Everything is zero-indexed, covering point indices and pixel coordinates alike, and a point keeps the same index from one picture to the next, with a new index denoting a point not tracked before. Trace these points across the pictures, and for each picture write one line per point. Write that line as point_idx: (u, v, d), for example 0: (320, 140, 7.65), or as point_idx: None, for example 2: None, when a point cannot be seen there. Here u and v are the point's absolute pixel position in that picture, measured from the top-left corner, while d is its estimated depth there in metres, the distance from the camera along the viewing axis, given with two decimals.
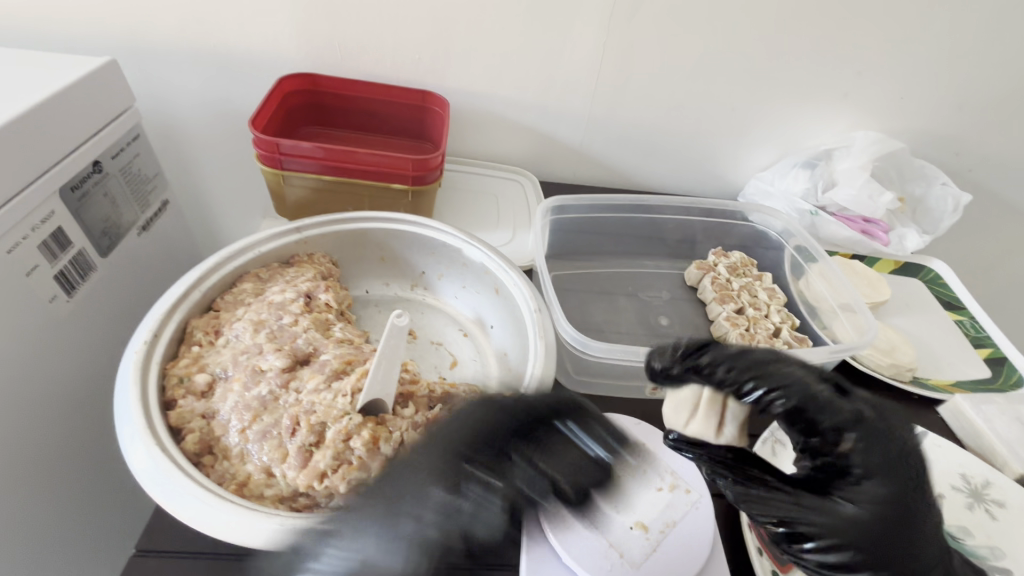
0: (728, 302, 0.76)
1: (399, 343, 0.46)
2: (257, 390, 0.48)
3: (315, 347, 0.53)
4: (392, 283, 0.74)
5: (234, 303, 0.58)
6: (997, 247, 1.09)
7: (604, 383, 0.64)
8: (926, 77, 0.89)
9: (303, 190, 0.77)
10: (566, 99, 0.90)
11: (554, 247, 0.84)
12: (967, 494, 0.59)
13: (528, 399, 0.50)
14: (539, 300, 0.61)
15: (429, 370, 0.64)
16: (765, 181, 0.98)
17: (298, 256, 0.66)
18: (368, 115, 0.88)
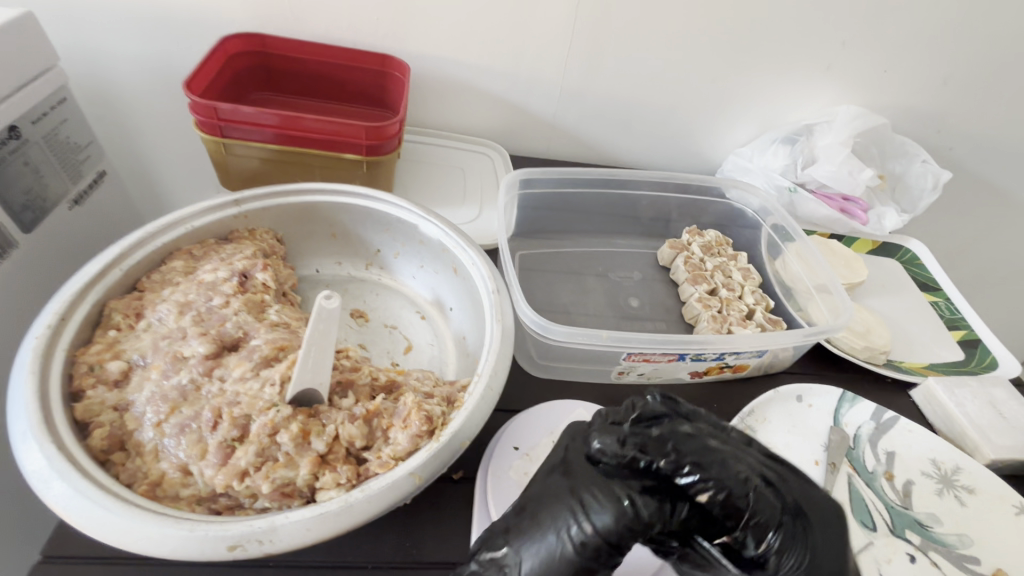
0: (701, 283, 0.73)
1: (327, 326, 0.42)
2: (177, 379, 0.43)
3: (246, 332, 0.48)
4: (344, 262, 0.69)
5: (160, 283, 0.52)
6: (973, 227, 1.08)
7: (567, 368, 0.60)
8: (912, 49, 0.85)
9: (247, 161, 0.71)
10: (536, 67, 0.85)
11: (521, 224, 0.80)
12: (937, 480, 0.58)
13: (480, 387, 0.46)
14: (498, 280, 0.57)
15: (380, 356, 0.60)
16: (744, 157, 0.94)
17: (237, 232, 0.60)
18: (322, 80, 0.82)
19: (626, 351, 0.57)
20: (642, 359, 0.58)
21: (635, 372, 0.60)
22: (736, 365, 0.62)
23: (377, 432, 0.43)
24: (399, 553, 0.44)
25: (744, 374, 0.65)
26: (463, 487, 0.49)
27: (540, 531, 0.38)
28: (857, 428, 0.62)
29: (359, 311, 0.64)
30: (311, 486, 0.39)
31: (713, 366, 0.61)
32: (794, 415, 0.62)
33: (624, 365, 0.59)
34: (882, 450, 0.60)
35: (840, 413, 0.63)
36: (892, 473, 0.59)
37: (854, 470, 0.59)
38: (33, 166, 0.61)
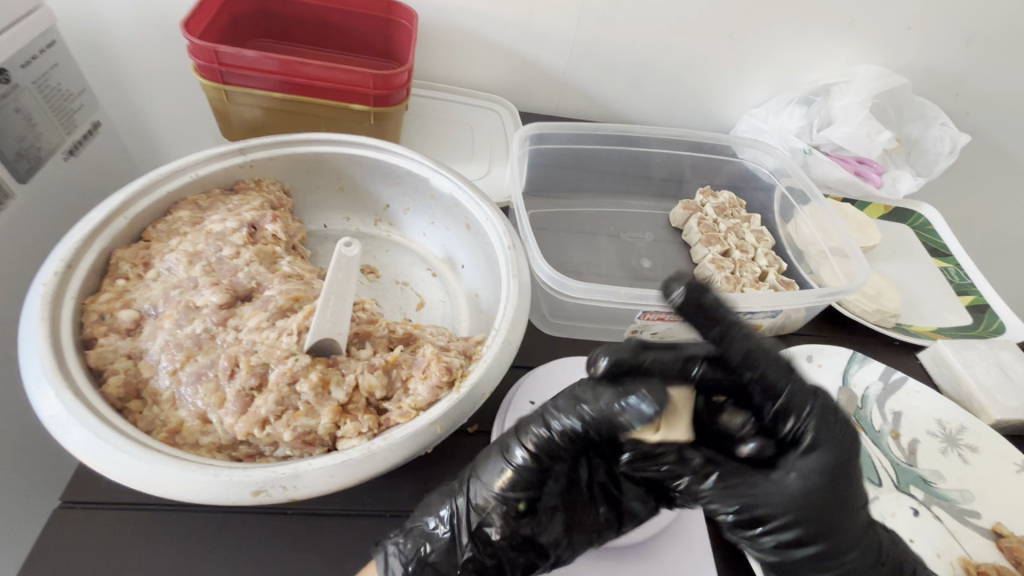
0: (714, 245, 0.72)
1: (348, 272, 0.41)
2: (191, 328, 0.42)
3: (259, 282, 0.47)
4: (353, 217, 0.67)
5: (167, 234, 0.51)
6: (984, 193, 1.07)
7: (582, 325, 0.60)
8: (938, 5, 0.81)
9: (251, 110, 0.68)
10: (547, 17, 0.81)
11: (532, 181, 0.78)
12: (942, 439, 0.59)
13: (498, 341, 0.46)
14: (514, 236, 0.55)
15: (392, 312, 0.59)
16: (759, 118, 0.91)
17: (243, 183, 0.59)
18: (325, 27, 0.78)
19: (642, 309, 0.56)
20: (657, 318, 0.57)
21: (648, 331, 0.60)
22: (750, 325, 0.62)
23: (396, 383, 0.43)
24: (416, 503, 0.45)
25: (756, 334, 0.65)
26: (479, 439, 0.49)
27: (494, 452, 0.41)
28: (866, 389, 0.62)
29: (369, 267, 0.62)
30: (333, 435, 0.39)
31: None
32: (806, 375, 0.62)
33: (637, 324, 0.58)
34: (889, 410, 0.61)
35: (849, 374, 0.63)
36: (899, 432, 0.59)
37: (862, 429, 0.59)
38: (26, 113, 0.58)
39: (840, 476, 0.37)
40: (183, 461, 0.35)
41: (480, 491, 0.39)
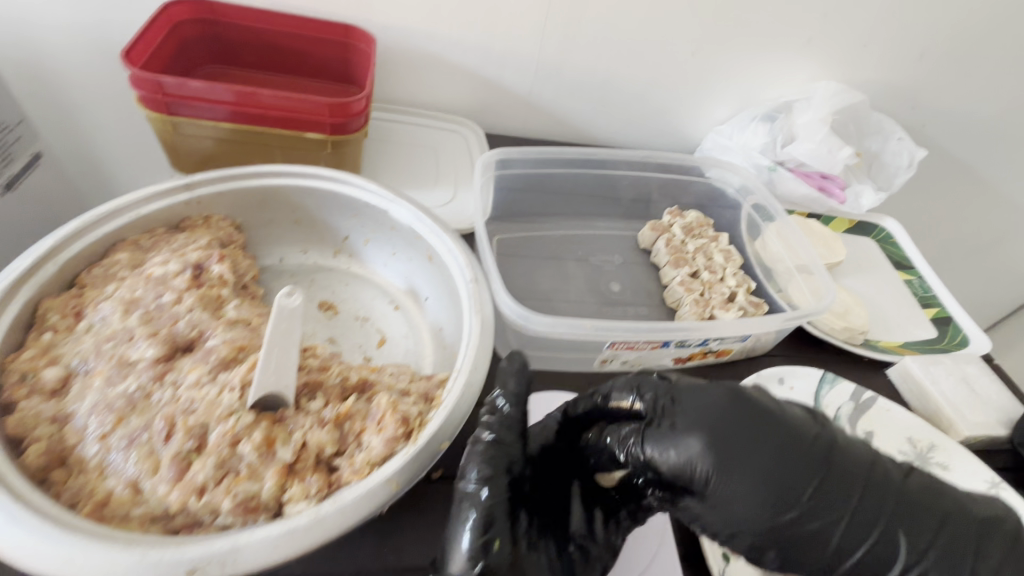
0: (683, 266, 0.72)
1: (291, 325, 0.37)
2: (123, 386, 0.39)
3: (201, 331, 0.44)
4: (311, 250, 0.65)
5: (103, 279, 0.48)
6: (942, 204, 1.10)
7: (549, 356, 0.58)
8: (891, 23, 0.83)
9: (201, 141, 0.65)
10: (510, 38, 0.80)
11: (499, 206, 0.77)
12: (913, 458, 0.59)
13: (459, 385, 0.44)
14: (477, 269, 0.54)
15: (351, 351, 0.56)
16: (724, 135, 0.92)
17: (190, 220, 0.56)
18: (280, 52, 0.76)
19: (609, 340, 0.55)
20: (625, 347, 0.56)
21: (618, 360, 0.58)
22: (720, 349, 0.61)
23: (349, 436, 0.40)
24: (377, 562, 0.42)
25: (727, 358, 0.64)
26: (443, 486, 0.47)
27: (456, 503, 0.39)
28: (838, 409, 0.62)
29: (327, 303, 0.60)
30: (278, 499, 0.36)
31: (697, 351, 0.59)
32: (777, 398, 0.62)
33: (607, 353, 0.57)
34: (861, 430, 0.61)
35: (821, 396, 0.63)
36: None
37: None
38: None
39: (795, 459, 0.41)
40: (108, 540, 0.32)
41: (461, 534, 0.38)
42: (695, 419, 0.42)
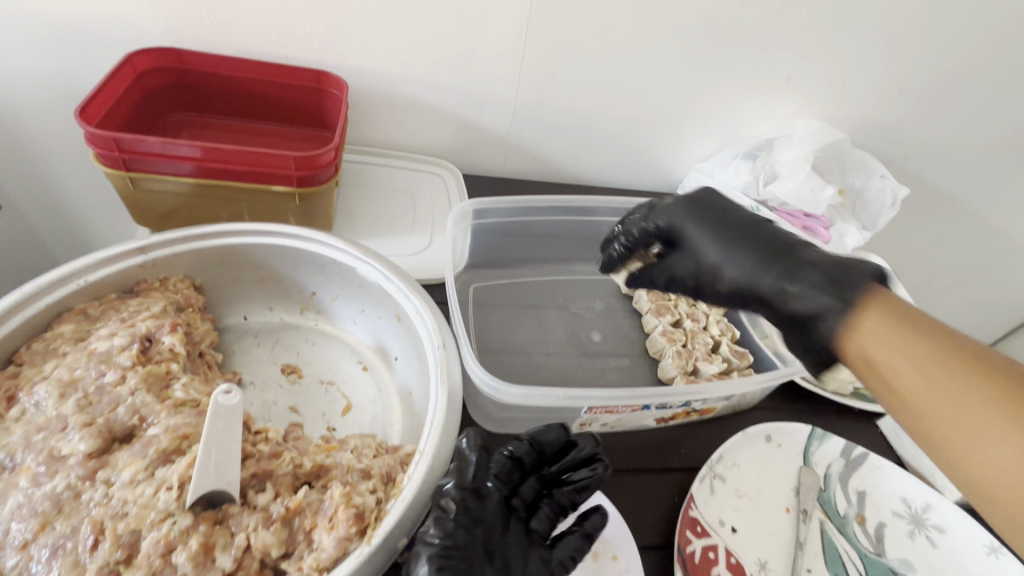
0: (665, 314, 0.70)
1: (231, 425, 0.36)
2: (50, 486, 0.36)
3: (142, 416, 0.41)
4: (276, 307, 0.62)
5: (42, 355, 0.45)
6: (926, 236, 1.09)
7: (523, 420, 0.54)
8: (869, 61, 0.83)
9: (163, 196, 0.62)
10: (487, 84, 0.77)
11: (474, 254, 0.74)
12: (907, 520, 0.56)
13: (421, 469, 0.41)
14: (446, 333, 0.51)
15: (314, 420, 0.53)
16: (705, 174, 0.91)
17: (145, 283, 0.53)
18: (253, 99, 0.72)
19: (587, 406, 0.52)
20: (605, 411, 0.53)
21: (598, 423, 0.55)
22: (703, 409, 0.59)
23: (298, 535, 0.37)
24: None
25: (712, 416, 0.62)
26: None
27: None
28: (828, 467, 0.59)
29: (290, 367, 0.57)
30: None
31: (680, 411, 0.57)
32: (764, 457, 0.59)
33: (585, 418, 0.54)
34: (853, 490, 0.58)
35: (810, 452, 0.60)
36: (864, 516, 0.57)
37: (827, 516, 0.56)
38: None
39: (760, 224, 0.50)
40: None
41: None
42: (695, 213, 0.53)
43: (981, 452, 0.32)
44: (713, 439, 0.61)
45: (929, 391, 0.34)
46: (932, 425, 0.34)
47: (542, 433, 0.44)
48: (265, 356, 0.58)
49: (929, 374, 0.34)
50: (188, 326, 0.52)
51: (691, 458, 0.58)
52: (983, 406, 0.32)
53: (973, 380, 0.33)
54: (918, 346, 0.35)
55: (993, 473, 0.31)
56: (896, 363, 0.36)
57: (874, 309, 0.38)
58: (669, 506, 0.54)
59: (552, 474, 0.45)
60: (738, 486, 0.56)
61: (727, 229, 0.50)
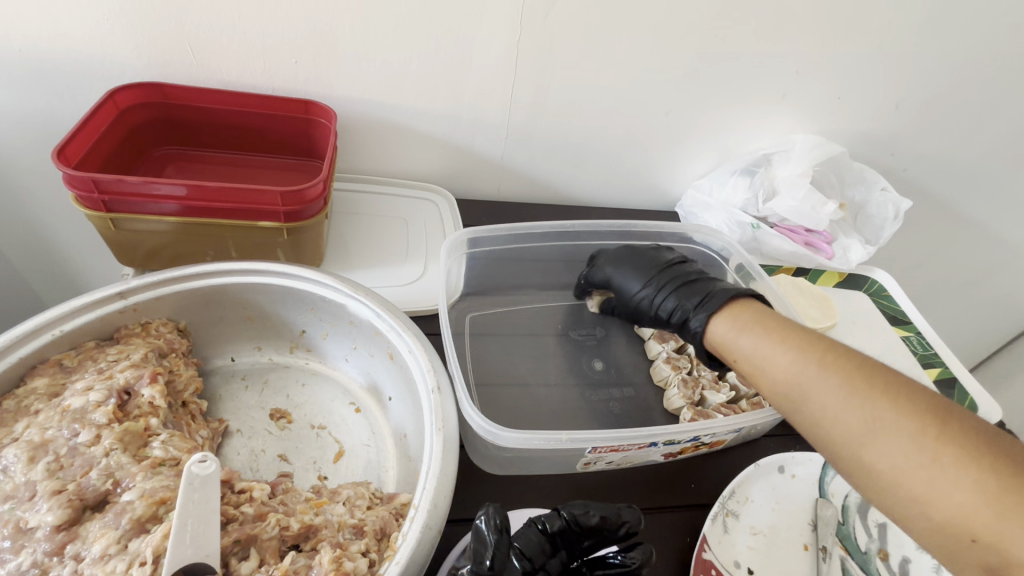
0: (668, 340, 0.68)
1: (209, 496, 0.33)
2: (13, 566, 0.33)
3: (117, 480, 0.38)
4: (265, 346, 0.60)
5: (14, 414, 0.42)
6: (928, 245, 1.07)
7: (524, 460, 0.52)
8: (867, 76, 0.81)
9: (147, 235, 0.60)
10: (477, 110, 0.76)
11: (470, 283, 0.72)
12: (933, 554, 0.54)
13: (416, 528, 0.38)
14: (440, 376, 0.48)
15: (304, 469, 0.51)
16: (703, 192, 0.89)
17: (126, 329, 0.50)
18: (239, 131, 0.70)
19: (591, 447, 0.49)
20: (610, 450, 0.51)
21: (603, 461, 0.53)
22: (712, 441, 0.56)
23: None
24: None
25: (721, 447, 0.60)
26: None
27: None
28: (845, 498, 0.57)
29: (280, 412, 0.55)
30: None
31: (688, 446, 0.55)
32: (778, 490, 0.56)
33: (589, 457, 0.52)
34: (873, 522, 0.55)
35: (825, 483, 0.57)
36: (887, 551, 0.54)
37: (848, 552, 0.53)
38: None
39: (646, 253, 0.66)
40: None
41: None
42: (621, 260, 0.67)
43: (877, 456, 0.38)
44: (722, 472, 0.58)
45: (831, 406, 0.41)
46: (838, 435, 0.41)
47: (583, 513, 0.41)
48: (253, 400, 0.56)
49: (830, 390, 0.42)
50: (171, 373, 0.50)
51: (702, 494, 0.56)
52: (872, 417, 0.39)
53: (902, 421, 0.38)
54: (815, 370, 0.43)
55: (892, 474, 0.38)
56: (804, 384, 0.43)
57: (782, 340, 0.46)
58: (681, 548, 0.51)
59: (586, 549, 0.41)
60: (752, 523, 0.53)
61: (643, 271, 0.64)
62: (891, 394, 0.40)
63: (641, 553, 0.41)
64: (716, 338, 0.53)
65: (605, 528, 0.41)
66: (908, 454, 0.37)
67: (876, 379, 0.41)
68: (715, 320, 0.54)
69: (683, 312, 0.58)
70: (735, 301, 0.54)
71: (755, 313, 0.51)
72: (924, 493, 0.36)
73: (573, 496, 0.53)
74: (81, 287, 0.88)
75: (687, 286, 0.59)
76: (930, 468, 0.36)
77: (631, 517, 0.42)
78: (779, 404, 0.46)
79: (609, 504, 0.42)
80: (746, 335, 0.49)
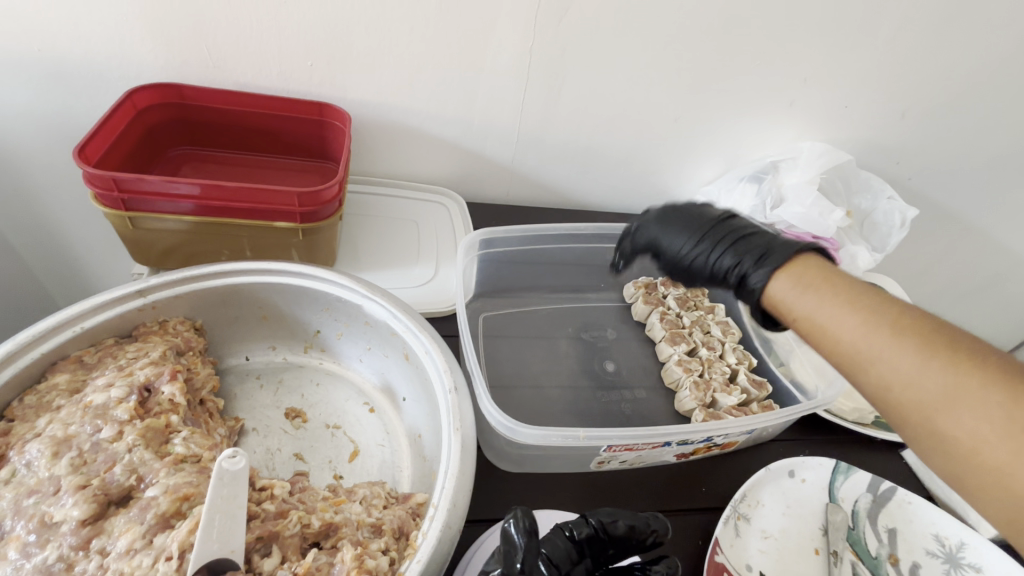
0: (679, 343, 0.69)
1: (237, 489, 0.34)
2: (39, 559, 0.34)
3: (140, 476, 0.39)
4: (279, 346, 0.60)
5: (36, 410, 0.43)
6: (933, 253, 1.08)
7: (539, 459, 0.52)
8: (874, 85, 0.82)
9: (164, 234, 0.60)
10: (489, 113, 0.77)
11: (483, 284, 0.73)
12: (943, 559, 0.54)
13: (435, 526, 0.39)
14: (457, 377, 0.49)
15: (320, 468, 0.51)
16: (711, 198, 0.90)
17: (144, 327, 0.51)
18: (254, 132, 0.71)
19: (605, 445, 0.50)
20: (624, 449, 0.51)
21: (617, 460, 0.53)
22: (724, 443, 0.57)
23: None
24: None
25: (732, 449, 0.60)
26: None
27: None
28: (855, 503, 0.57)
29: (295, 411, 0.55)
30: None
31: (700, 447, 0.55)
32: (789, 495, 0.56)
33: (603, 456, 0.52)
34: (883, 528, 0.56)
35: (835, 488, 0.57)
36: (897, 556, 0.54)
37: (859, 557, 0.54)
38: None
39: (691, 209, 0.61)
40: None
41: None
42: (666, 216, 0.61)
43: (958, 426, 0.36)
44: (733, 474, 0.59)
45: (904, 370, 0.39)
46: (911, 399, 0.39)
47: (611, 521, 0.42)
48: (268, 399, 0.56)
49: (906, 355, 0.39)
50: (189, 372, 0.50)
51: (713, 497, 0.56)
52: (954, 384, 0.37)
53: (986, 390, 0.36)
54: (889, 334, 0.41)
55: (974, 444, 0.36)
56: (877, 346, 0.41)
57: (852, 301, 0.44)
58: (694, 551, 0.51)
59: (610, 558, 0.41)
60: (763, 527, 0.53)
61: (692, 227, 0.59)
62: (973, 359, 0.38)
63: (664, 567, 0.42)
64: (778, 298, 0.50)
65: (634, 538, 0.42)
66: (992, 423, 0.35)
67: (957, 344, 0.39)
68: (778, 278, 0.50)
69: (741, 271, 0.53)
70: (800, 262, 0.50)
71: (821, 271, 0.48)
72: (1011, 465, 0.34)
73: (586, 496, 0.53)
74: (93, 286, 0.89)
75: (742, 240, 0.55)
76: (1019, 437, 0.34)
77: (659, 527, 0.43)
78: (847, 366, 0.43)
79: (637, 514, 0.43)
80: (809, 296, 0.47)
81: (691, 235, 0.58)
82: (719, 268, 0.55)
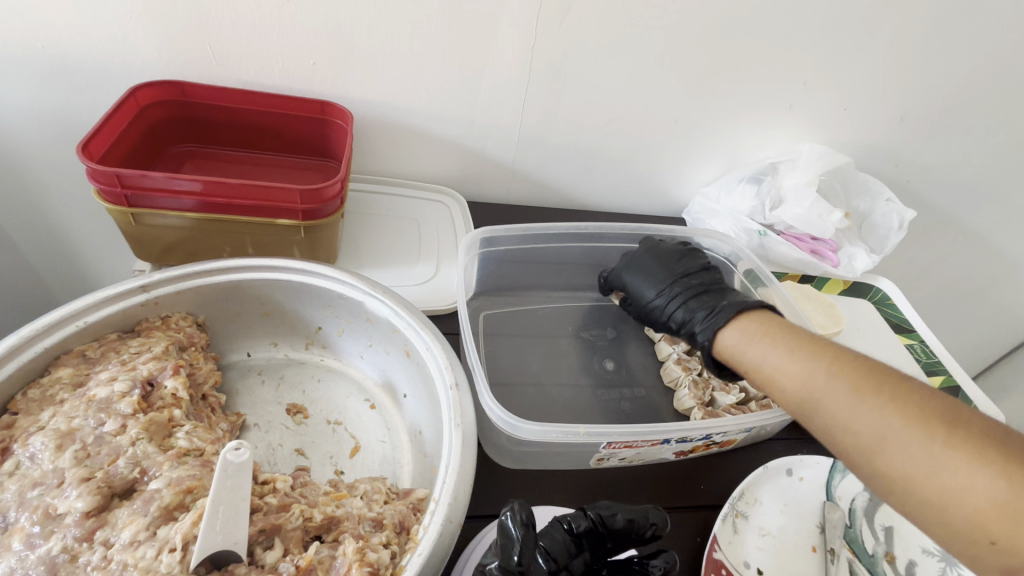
0: (679, 342, 0.69)
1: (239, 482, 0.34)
2: (43, 550, 0.34)
3: (143, 469, 0.39)
4: (281, 342, 0.60)
5: (39, 403, 0.43)
6: (930, 256, 1.09)
7: (540, 455, 0.53)
8: (873, 88, 0.83)
9: (166, 231, 0.60)
10: (490, 113, 0.77)
11: (483, 282, 0.73)
12: (938, 558, 0.55)
13: (436, 521, 0.39)
14: (458, 374, 0.49)
15: (321, 463, 0.52)
16: (711, 198, 0.90)
17: (147, 322, 0.51)
18: (256, 129, 0.71)
19: (605, 442, 0.50)
20: (624, 446, 0.51)
21: (616, 457, 0.54)
22: (723, 441, 0.57)
23: None
24: None
25: (730, 447, 0.60)
26: None
27: None
28: (852, 501, 0.57)
29: (297, 407, 0.55)
30: None
31: (699, 444, 0.55)
32: (787, 492, 0.57)
33: (602, 453, 0.52)
34: (879, 526, 0.56)
35: (833, 486, 0.58)
36: (894, 554, 0.55)
37: (856, 555, 0.54)
38: None
39: (662, 254, 0.67)
40: None
41: None
42: (638, 261, 0.68)
43: (892, 461, 0.39)
44: (731, 472, 0.59)
45: (843, 412, 0.42)
46: (851, 440, 0.41)
47: (609, 514, 0.42)
48: (270, 395, 0.56)
49: (843, 398, 0.42)
50: (191, 367, 0.50)
51: (712, 495, 0.56)
52: (884, 424, 0.40)
53: (912, 428, 0.39)
54: (825, 378, 0.44)
55: (907, 479, 0.38)
56: (816, 391, 0.44)
57: (796, 350, 0.47)
58: (692, 548, 0.52)
59: (609, 551, 0.42)
60: (761, 524, 0.54)
61: (659, 275, 0.64)
62: (900, 400, 0.40)
63: (662, 561, 0.42)
64: (727, 348, 0.53)
65: (632, 531, 0.42)
66: (922, 457, 0.38)
67: (885, 384, 0.41)
68: (725, 332, 0.54)
69: (691, 323, 0.58)
70: (745, 316, 0.54)
71: (764, 323, 0.51)
72: (937, 496, 0.37)
73: (585, 493, 0.53)
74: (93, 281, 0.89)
75: (697, 295, 0.60)
76: (943, 469, 0.37)
77: (658, 520, 0.43)
78: (795, 411, 0.46)
79: (636, 508, 0.43)
80: (756, 344, 0.50)
81: (657, 283, 0.64)
82: (673, 317, 0.61)
